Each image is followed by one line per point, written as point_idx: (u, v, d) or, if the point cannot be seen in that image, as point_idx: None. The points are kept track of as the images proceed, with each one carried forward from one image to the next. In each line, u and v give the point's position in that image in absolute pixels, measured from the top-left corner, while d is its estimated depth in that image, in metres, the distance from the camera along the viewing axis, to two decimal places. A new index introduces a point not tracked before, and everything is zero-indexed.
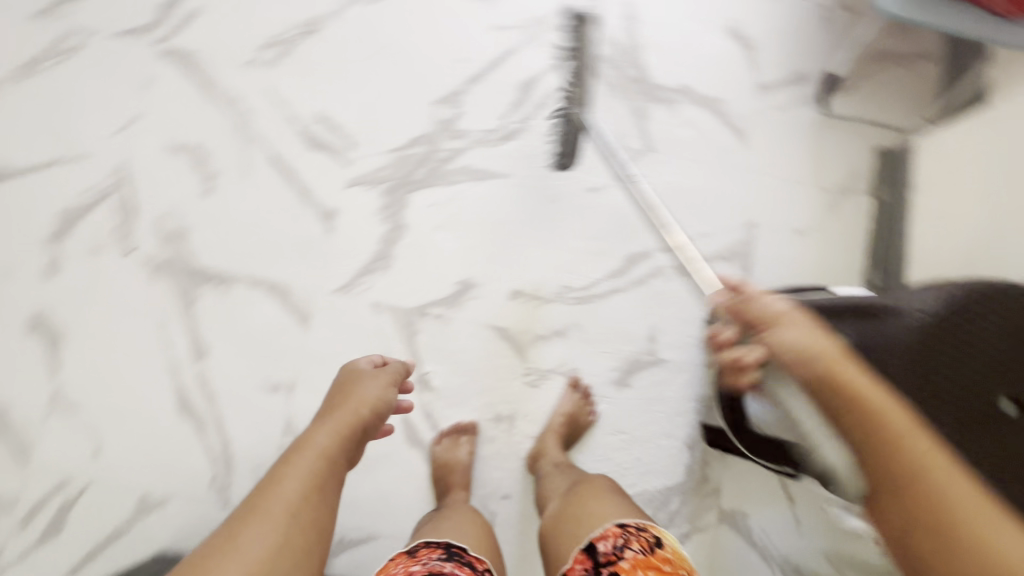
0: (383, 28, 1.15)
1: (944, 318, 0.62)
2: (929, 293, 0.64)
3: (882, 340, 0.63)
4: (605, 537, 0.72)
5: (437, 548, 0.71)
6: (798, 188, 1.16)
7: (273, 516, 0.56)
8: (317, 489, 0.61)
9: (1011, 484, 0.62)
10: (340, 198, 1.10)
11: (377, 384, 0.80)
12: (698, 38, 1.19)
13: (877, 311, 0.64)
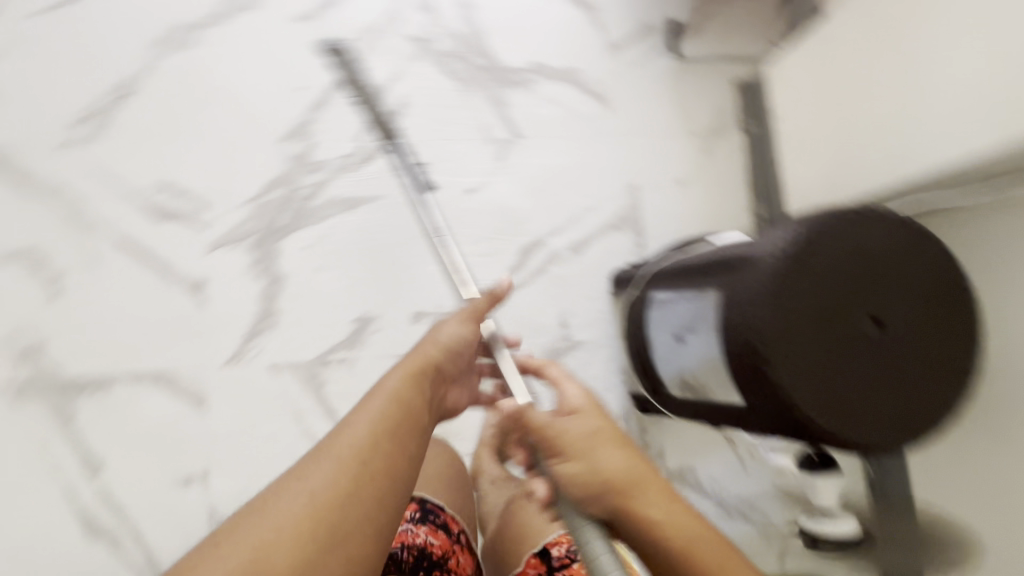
0: (205, 74, 1.06)
1: (797, 258, 0.61)
2: (777, 238, 0.64)
3: (744, 294, 0.63)
4: (559, 542, 0.74)
5: (416, 505, 0.77)
6: (668, 141, 1.17)
7: (308, 478, 0.46)
8: (394, 441, 0.50)
9: (902, 402, 0.61)
10: (207, 265, 1.03)
11: (454, 324, 0.67)
12: (538, 11, 1.15)
13: (737, 264, 0.67)
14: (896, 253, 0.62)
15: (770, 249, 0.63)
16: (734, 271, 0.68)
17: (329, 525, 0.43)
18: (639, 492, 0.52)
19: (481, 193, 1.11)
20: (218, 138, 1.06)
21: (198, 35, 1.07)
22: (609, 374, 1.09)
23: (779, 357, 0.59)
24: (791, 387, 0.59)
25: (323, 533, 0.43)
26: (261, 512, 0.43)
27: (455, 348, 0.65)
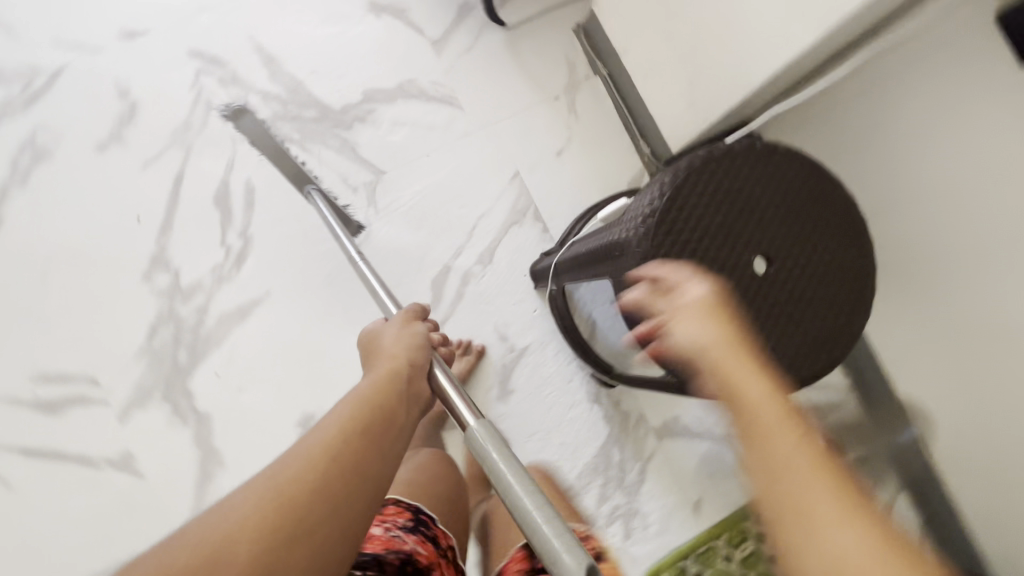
0: (31, 244, 0.96)
1: (661, 238, 0.59)
2: (639, 216, 0.61)
3: (628, 290, 0.60)
4: None
5: (404, 513, 0.68)
6: (532, 115, 1.12)
7: (283, 471, 0.46)
8: (366, 439, 0.51)
9: (807, 323, 0.61)
10: (125, 436, 0.95)
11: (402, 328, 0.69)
12: (349, 39, 1.08)
13: (614, 254, 0.64)
14: (756, 186, 0.61)
15: (637, 232, 0.60)
16: (614, 261, 0.64)
17: (299, 516, 0.44)
18: (731, 370, 0.45)
19: (370, 244, 1.04)
20: (75, 304, 0.96)
21: (3, 208, 0.96)
22: (565, 364, 1.07)
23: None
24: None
25: (292, 523, 0.43)
26: (228, 505, 0.43)
27: (423, 351, 0.65)
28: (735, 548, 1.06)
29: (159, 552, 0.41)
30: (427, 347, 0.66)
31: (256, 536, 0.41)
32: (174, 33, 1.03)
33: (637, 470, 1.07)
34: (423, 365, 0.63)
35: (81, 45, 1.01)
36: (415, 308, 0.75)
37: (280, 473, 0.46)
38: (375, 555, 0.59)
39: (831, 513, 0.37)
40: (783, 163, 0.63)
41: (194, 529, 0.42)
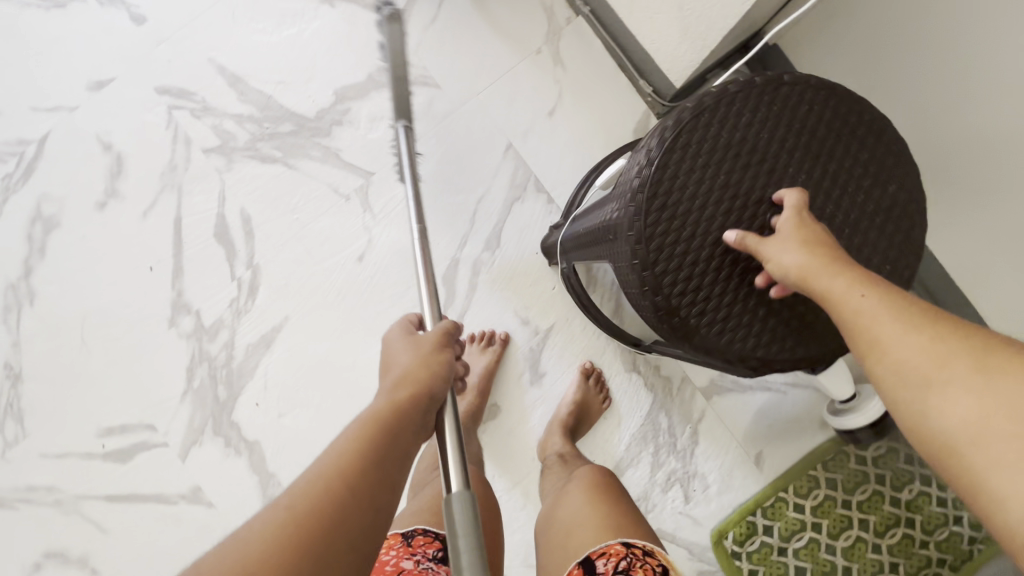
0: (65, 310, 1.00)
1: (652, 213, 0.58)
2: (629, 192, 0.59)
3: (627, 273, 0.61)
4: (608, 556, 0.65)
5: (433, 542, 0.69)
6: (515, 75, 1.02)
7: (298, 500, 0.47)
8: (383, 466, 0.51)
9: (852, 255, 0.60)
10: (189, 473, 1.00)
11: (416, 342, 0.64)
12: (308, 37, 1.02)
13: (609, 236, 0.64)
14: (752, 131, 0.59)
15: (627, 210, 0.59)
16: (612, 241, 0.64)
17: (313, 555, 0.44)
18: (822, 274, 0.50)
19: (375, 249, 1.01)
20: (117, 359, 1.00)
21: (32, 282, 1.00)
22: (596, 337, 1.03)
23: (683, 319, 0.59)
24: (707, 339, 0.60)
25: (307, 561, 0.44)
26: (248, 537, 0.45)
27: (444, 378, 0.60)
28: (805, 498, 1.01)
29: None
30: (448, 370, 0.61)
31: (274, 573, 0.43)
32: (137, 72, 1.00)
33: (690, 433, 1.02)
34: (441, 390, 0.59)
35: (56, 105, 1.00)
36: (447, 326, 0.66)
37: (298, 506, 0.47)
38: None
39: (900, 333, 0.43)
40: (792, 95, 0.60)
41: (218, 562, 0.44)
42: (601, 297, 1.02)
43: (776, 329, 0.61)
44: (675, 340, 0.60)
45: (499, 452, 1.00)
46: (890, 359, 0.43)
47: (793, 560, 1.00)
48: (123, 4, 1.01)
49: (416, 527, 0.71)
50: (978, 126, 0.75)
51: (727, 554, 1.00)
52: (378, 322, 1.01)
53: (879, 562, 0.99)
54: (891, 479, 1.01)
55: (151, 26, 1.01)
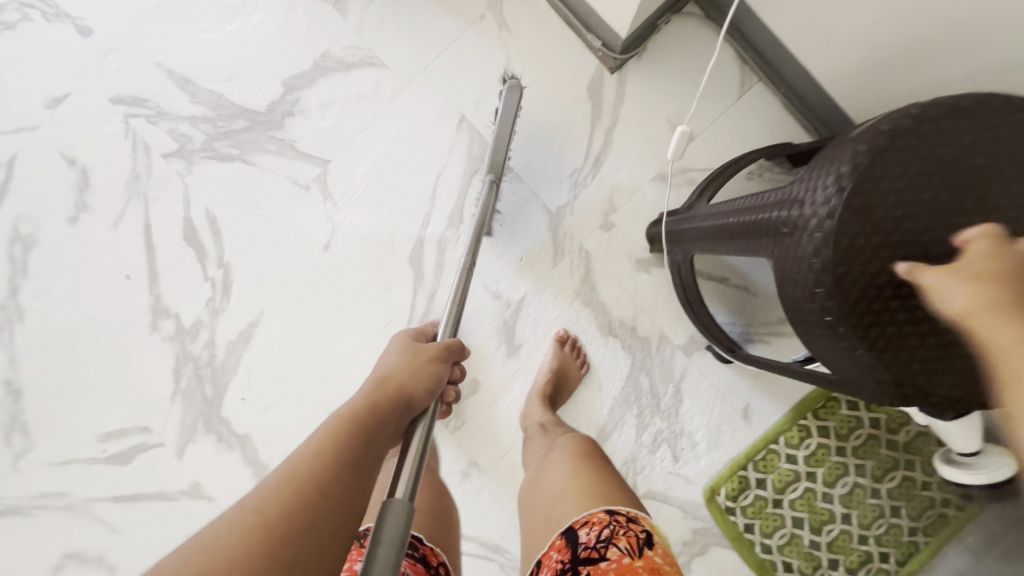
0: (53, 325, 1.04)
1: (858, 215, 0.50)
2: (824, 194, 0.52)
3: (801, 269, 0.53)
4: (588, 526, 0.66)
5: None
6: (461, 45, 0.99)
7: (272, 502, 0.47)
8: (355, 470, 0.52)
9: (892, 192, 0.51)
10: (188, 469, 1.03)
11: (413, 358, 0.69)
12: (248, 31, 1.00)
13: (780, 228, 0.56)
14: None
15: (821, 206, 0.51)
16: (778, 234, 0.57)
17: (280, 558, 0.44)
18: (980, 320, 0.42)
19: (338, 238, 1.01)
20: (108, 367, 1.04)
21: (19, 300, 1.04)
22: (569, 305, 1.00)
23: (827, 313, 0.52)
24: (850, 334, 0.51)
25: (273, 564, 0.44)
26: (218, 534, 0.45)
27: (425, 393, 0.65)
28: (797, 449, 0.99)
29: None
30: (430, 388, 0.66)
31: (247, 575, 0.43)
32: (91, 85, 1.01)
33: (672, 391, 1.00)
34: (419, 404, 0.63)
35: (19, 127, 1.02)
36: (449, 343, 0.72)
37: (271, 508, 0.47)
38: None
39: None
40: None
41: (178, 560, 0.43)
42: (654, 290, 1.00)
43: (941, 361, 0.51)
44: (820, 321, 0.52)
45: (481, 426, 1.02)
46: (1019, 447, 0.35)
47: (789, 512, 0.99)
48: (68, 18, 1.01)
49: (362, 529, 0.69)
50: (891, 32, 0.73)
51: (722, 510, 0.99)
52: (349, 309, 1.02)
53: (880, 507, 0.97)
54: (886, 424, 0.99)
55: (97, 37, 1.01)
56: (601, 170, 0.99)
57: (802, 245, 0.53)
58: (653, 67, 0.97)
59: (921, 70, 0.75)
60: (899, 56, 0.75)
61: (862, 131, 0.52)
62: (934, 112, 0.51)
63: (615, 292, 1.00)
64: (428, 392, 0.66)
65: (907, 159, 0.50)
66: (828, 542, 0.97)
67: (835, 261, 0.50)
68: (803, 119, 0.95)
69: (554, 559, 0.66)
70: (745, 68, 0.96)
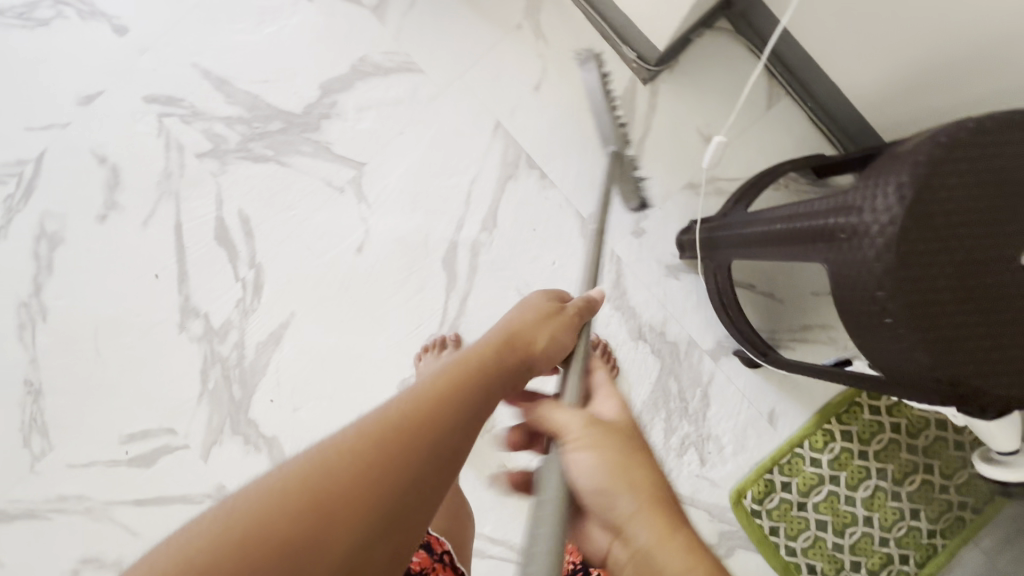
0: (77, 324, 1.02)
1: (916, 223, 0.53)
2: (883, 203, 0.55)
3: (862, 273, 0.55)
4: None
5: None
6: (497, 53, 1.01)
7: (409, 413, 0.42)
8: (486, 401, 0.48)
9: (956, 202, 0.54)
10: (213, 472, 1.02)
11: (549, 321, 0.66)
12: (286, 33, 1.01)
13: (835, 235, 0.59)
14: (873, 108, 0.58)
15: (883, 213, 0.54)
16: (832, 240, 0.59)
17: (405, 478, 0.39)
18: (618, 443, 0.53)
19: (371, 241, 1.02)
20: (133, 367, 1.03)
21: (42, 298, 1.02)
22: (600, 309, 1.02)
23: (888, 315, 0.54)
24: (908, 334, 0.54)
25: (407, 483, 0.39)
26: (350, 436, 0.40)
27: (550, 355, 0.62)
28: (821, 452, 1.02)
29: (272, 485, 0.36)
30: (556, 352, 0.63)
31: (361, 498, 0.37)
32: (124, 83, 1.01)
33: (699, 395, 1.02)
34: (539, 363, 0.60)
35: (49, 123, 1.01)
36: (592, 302, 0.73)
37: (403, 423, 0.41)
38: None
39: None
40: None
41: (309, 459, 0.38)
42: (682, 297, 1.02)
43: (991, 363, 0.54)
44: (879, 323, 0.55)
45: (511, 430, 1.03)
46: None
47: (813, 515, 1.01)
48: (103, 16, 1.01)
49: None
50: (903, 48, 0.79)
51: (747, 514, 1.00)
52: (381, 311, 1.02)
53: (900, 510, 1.00)
54: (906, 428, 1.02)
55: (132, 36, 1.01)
56: (633, 178, 1.01)
57: (861, 250, 0.56)
58: (685, 79, 1.00)
59: (938, 81, 0.79)
60: (915, 69, 0.80)
61: (919, 143, 0.55)
62: (985, 127, 0.55)
63: (645, 297, 1.02)
64: (552, 357, 0.63)
65: (963, 171, 0.54)
66: (850, 545, 1.00)
67: (895, 265, 0.53)
68: (828, 133, 0.98)
69: None
70: (772, 82, 0.99)
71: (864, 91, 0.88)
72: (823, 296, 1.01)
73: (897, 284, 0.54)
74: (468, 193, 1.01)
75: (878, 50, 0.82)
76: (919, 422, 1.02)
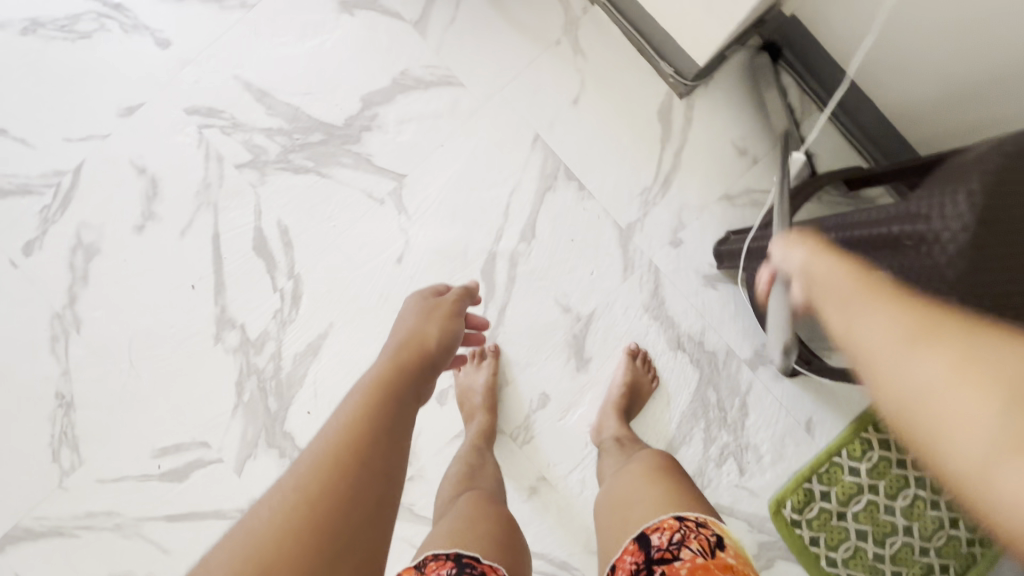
0: (111, 334, 1.01)
1: (987, 228, 0.54)
2: (952, 210, 0.55)
3: (933, 278, 0.57)
4: (659, 530, 0.64)
5: (446, 562, 0.62)
6: (535, 68, 1.03)
7: (331, 446, 0.48)
8: (395, 403, 0.54)
9: None
10: (246, 487, 0.98)
11: (438, 319, 0.70)
12: (326, 47, 1.03)
13: (903, 241, 0.61)
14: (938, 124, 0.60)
15: (953, 220, 0.55)
16: (898, 247, 0.61)
17: (343, 497, 0.46)
18: (371, 388, 0.55)
19: (411, 252, 1.02)
20: (166, 379, 1.01)
21: (76, 309, 1.01)
22: (638, 318, 1.02)
23: None
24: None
25: (350, 500, 0.47)
26: (290, 484, 0.47)
27: (445, 341, 0.67)
28: (860, 461, 1.02)
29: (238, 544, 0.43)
30: (449, 339, 0.68)
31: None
32: (166, 95, 1.02)
33: (739, 404, 1.03)
34: (439, 355, 0.66)
35: (89, 135, 1.02)
36: (471, 287, 0.79)
37: (332, 463, 0.47)
38: None
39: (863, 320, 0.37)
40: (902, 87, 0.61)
41: (267, 511, 0.45)
42: (718, 308, 1.03)
43: None
44: None
45: (551, 441, 1.01)
46: (977, 505, 0.27)
47: (853, 525, 1.01)
48: (147, 30, 1.03)
49: (427, 554, 0.65)
50: (947, 70, 0.81)
51: (786, 522, 1.00)
52: None
53: (939, 519, 1.00)
54: None
55: (175, 50, 1.03)
56: (670, 189, 1.03)
57: (929, 256, 0.57)
58: (719, 94, 1.03)
59: (989, 99, 0.79)
60: (964, 88, 0.81)
61: (984, 151, 0.56)
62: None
63: (683, 307, 1.03)
64: (449, 345, 0.68)
65: None
66: (890, 555, 0.99)
67: (968, 271, 0.55)
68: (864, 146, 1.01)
69: (627, 562, 0.64)
70: (804, 100, 1.02)
71: (910, 106, 0.90)
72: None
73: (971, 289, 0.55)
74: (507, 204, 1.02)
75: (923, 71, 0.84)
76: None
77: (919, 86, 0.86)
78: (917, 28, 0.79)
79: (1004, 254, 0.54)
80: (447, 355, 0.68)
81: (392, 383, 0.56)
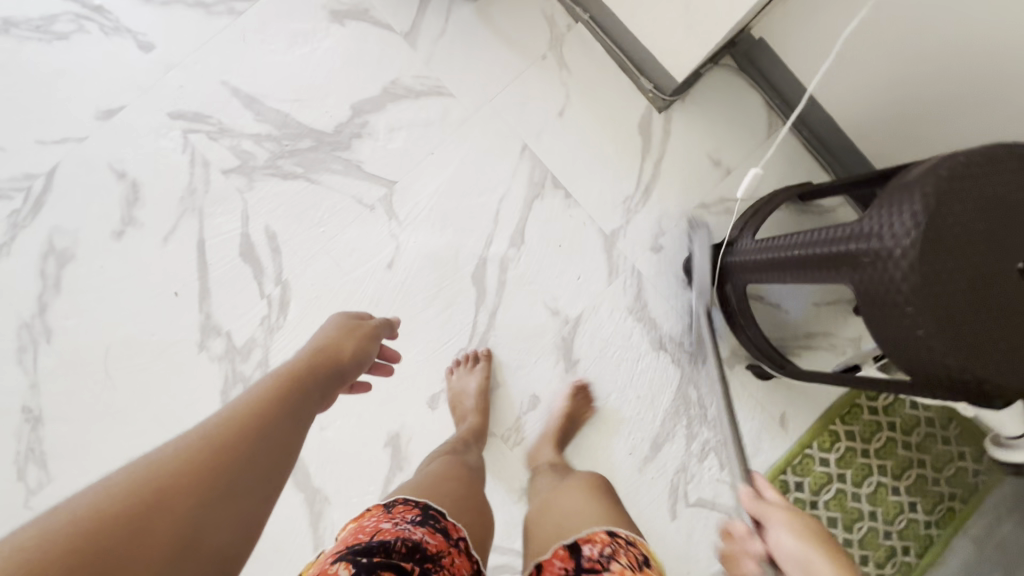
0: (85, 343, 0.97)
1: (932, 244, 0.61)
2: (899, 230, 0.62)
3: (890, 291, 0.63)
4: (591, 541, 0.60)
5: (413, 508, 0.64)
6: (522, 81, 1.07)
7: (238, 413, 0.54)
8: (298, 397, 0.61)
9: (968, 221, 0.62)
10: None
11: (357, 337, 0.78)
12: (316, 55, 1.04)
13: (858, 259, 0.66)
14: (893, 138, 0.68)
15: (902, 237, 0.62)
16: (855, 263, 0.66)
17: (242, 450, 0.51)
18: (280, 380, 0.62)
19: (402, 258, 1.03)
20: (145, 389, 0.97)
21: (47, 318, 0.97)
22: (623, 321, 1.07)
23: (919, 327, 0.62)
24: (939, 344, 0.61)
25: (251, 453, 0.52)
26: (196, 435, 0.51)
27: (360, 357, 0.75)
28: (829, 452, 1.08)
29: (132, 474, 0.46)
30: (362, 354, 0.76)
31: (172, 532, 0.44)
32: (149, 99, 1.00)
33: (720, 401, 1.07)
34: (350, 367, 0.73)
35: (64, 138, 0.99)
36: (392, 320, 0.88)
37: (234, 422, 0.53)
38: (378, 543, 0.56)
39: None
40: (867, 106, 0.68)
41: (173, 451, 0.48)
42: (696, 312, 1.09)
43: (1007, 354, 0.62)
44: (911, 331, 0.62)
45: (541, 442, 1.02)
46: None
47: (824, 513, 1.06)
48: (129, 33, 1.01)
49: (397, 497, 0.67)
50: (897, 89, 0.91)
51: None
52: (411, 326, 1.02)
53: (900, 503, 1.07)
54: (901, 427, 1.10)
55: (159, 54, 1.01)
56: (651, 197, 1.08)
57: (885, 272, 0.63)
58: (695, 109, 1.10)
59: (933, 118, 0.89)
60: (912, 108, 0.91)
61: (941, 161, 0.63)
62: (977, 160, 0.63)
63: (665, 309, 1.08)
64: (361, 360, 0.76)
65: (969, 197, 0.62)
66: (858, 539, 1.06)
67: (920, 284, 0.61)
68: (822, 162, 1.10)
69: (555, 566, 0.59)
70: (772, 114, 1.10)
71: (863, 125, 1.00)
72: (823, 306, 1.09)
73: (922, 298, 0.61)
74: (496, 211, 1.05)
75: (876, 90, 0.93)
76: (914, 424, 1.10)
77: (873, 101, 0.95)
78: (870, 51, 0.89)
79: (947, 266, 0.61)
80: (359, 368, 0.75)
81: (296, 379, 0.63)
